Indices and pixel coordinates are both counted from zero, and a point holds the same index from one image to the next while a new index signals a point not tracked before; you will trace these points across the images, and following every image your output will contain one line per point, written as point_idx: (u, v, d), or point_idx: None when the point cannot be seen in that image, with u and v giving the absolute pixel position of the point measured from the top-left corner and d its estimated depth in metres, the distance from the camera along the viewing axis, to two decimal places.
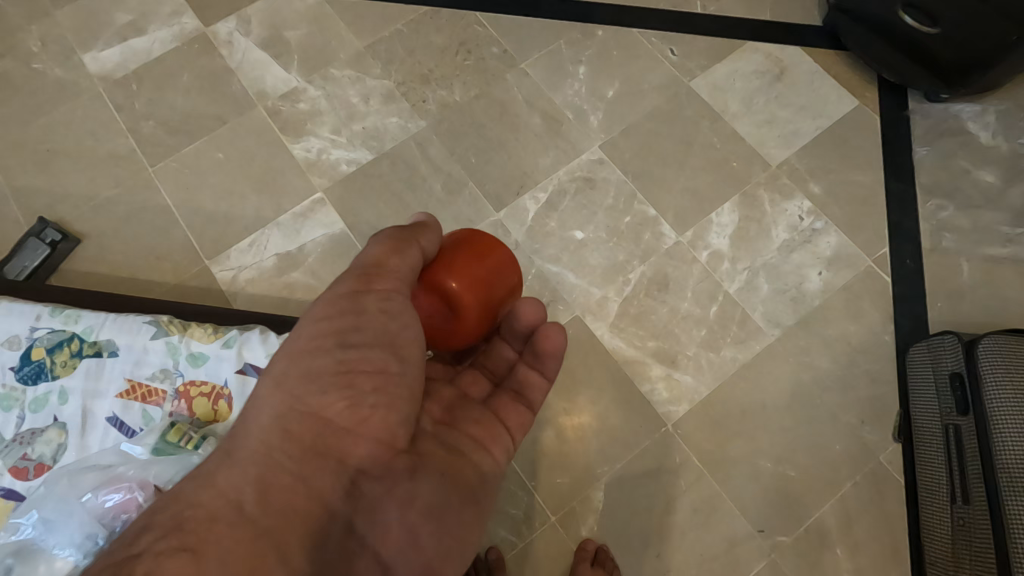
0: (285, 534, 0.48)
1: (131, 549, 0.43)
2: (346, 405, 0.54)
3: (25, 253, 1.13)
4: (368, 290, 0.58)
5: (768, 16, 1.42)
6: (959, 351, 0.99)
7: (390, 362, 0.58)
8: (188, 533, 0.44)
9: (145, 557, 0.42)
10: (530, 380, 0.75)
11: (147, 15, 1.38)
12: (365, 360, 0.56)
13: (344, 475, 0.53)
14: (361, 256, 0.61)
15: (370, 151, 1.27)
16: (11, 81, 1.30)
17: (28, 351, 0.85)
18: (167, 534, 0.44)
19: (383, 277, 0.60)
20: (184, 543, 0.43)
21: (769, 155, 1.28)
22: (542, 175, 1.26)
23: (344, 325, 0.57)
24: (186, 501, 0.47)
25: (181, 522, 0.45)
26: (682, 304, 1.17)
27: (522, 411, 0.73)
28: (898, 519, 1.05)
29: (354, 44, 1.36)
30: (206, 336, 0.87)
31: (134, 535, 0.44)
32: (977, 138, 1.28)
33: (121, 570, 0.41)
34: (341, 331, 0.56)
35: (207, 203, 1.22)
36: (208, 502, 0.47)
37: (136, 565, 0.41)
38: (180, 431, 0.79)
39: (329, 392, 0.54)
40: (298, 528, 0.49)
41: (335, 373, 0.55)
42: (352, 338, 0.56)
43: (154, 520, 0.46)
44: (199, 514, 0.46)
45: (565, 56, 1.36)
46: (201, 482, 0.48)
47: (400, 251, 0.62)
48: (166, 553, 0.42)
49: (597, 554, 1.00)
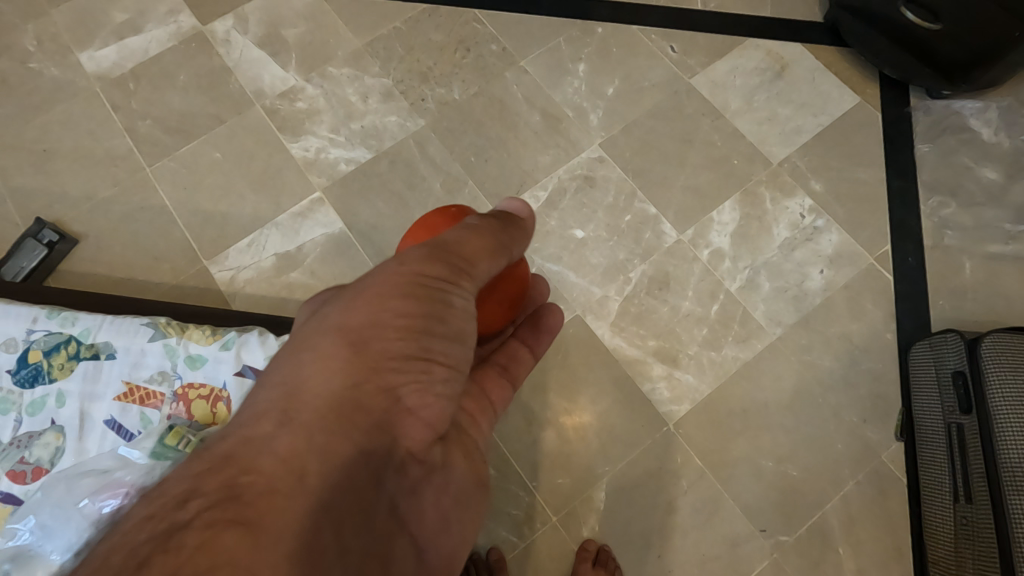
0: (346, 518, 0.43)
1: (177, 519, 0.36)
2: (418, 388, 0.51)
3: (22, 253, 1.12)
4: (462, 276, 0.53)
5: (768, 13, 1.41)
6: (961, 349, 0.98)
7: (459, 360, 0.55)
8: (243, 505, 0.38)
9: (194, 529, 0.35)
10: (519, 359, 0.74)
11: (143, 14, 1.37)
12: (443, 352, 0.53)
13: (397, 459, 0.49)
14: (457, 235, 0.54)
15: (369, 150, 1.26)
16: (7, 81, 1.29)
17: (25, 354, 0.84)
18: (221, 505, 0.37)
19: (475, 269, 0.54)
20: (239, 516, 0.37)
21: (770, 153, 1.27)
22: (542, 174, 1.25)
23: (432, 308, 0.51)
24: (239, 465, 0.40)
25: (234, 491, 0.39)
26: (683, 303, 1.16)
27: (504, 387, 0.69)
28: (900, 518, 1.04)
29: (352, 42, 1.36)
30: (204, 338, 0.86)
31: (173, 502, 0.37)
32: (978, 135, 1.27)
33: (167, 546, 0.34)
34: (429, 314, 0.51)
35: (205, 203, 1.22)
36: (269, 471, 0.41)
37: (184, 537, 0.35)
38: (178, 434, 0.79)
39: (407, 375, 0.50)
40: (356, 513, 0.44)
41: (415, 355, 0.51)
42: (437, 327, 0.52)
43: (199, 487, 0.38)
44: (257, 484, 0.40)
45: (565, 54, 1.35)
46: (258, 447, 0.42)
47: (495, 255, 0.56)
48: (223, 526, 0.36)
49: (599, 555, 1.00)
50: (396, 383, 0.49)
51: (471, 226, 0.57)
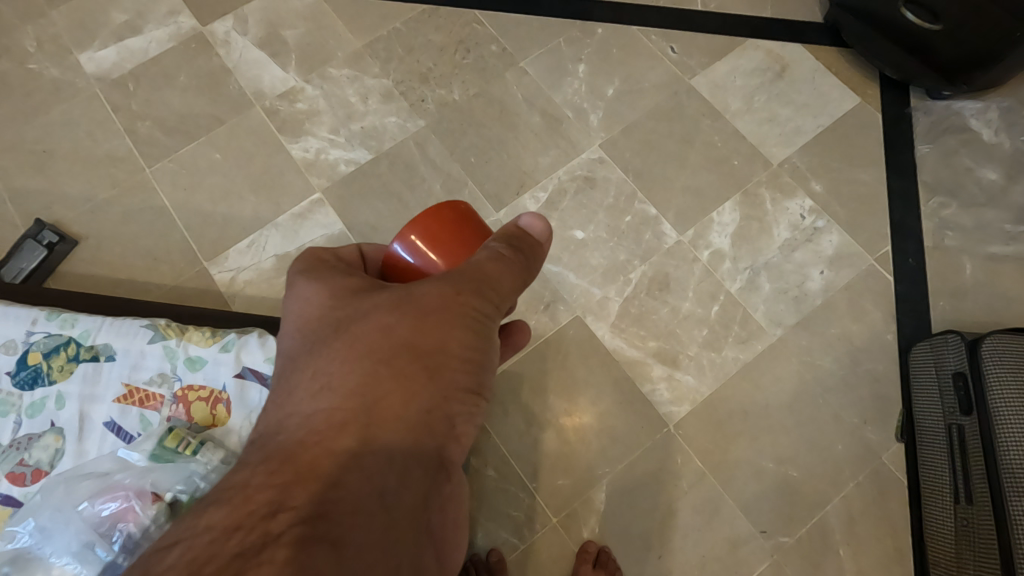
0: (409, 539, 0.44)
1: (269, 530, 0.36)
2: (472, 416, 0.50)
3: (22, 254, 1.12)
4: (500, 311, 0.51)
5: (769, 13, 1.41)
6: (962, 350, 0.98)
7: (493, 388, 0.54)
8: (330, 522, 0.38)
9: (284, 542, 0.36)
10: None
11: (143, 15, 1.37)
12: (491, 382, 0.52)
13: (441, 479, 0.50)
14: (498, 263, 0.51)
15: (369, 151, 1.26)
16: (7, 81, 1.29)
17: (24, 355, 0.84)
18: (315, 521, 0.38)
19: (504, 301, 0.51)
20: (326, 532, 0.38)
21: (770, 154, 1.27)
22: (543, 174, 1.25)
23: (484, 338, 0.50)
24: (326, 479, 0.41)
25: (320, 508, 0.39)
26: (683, 304, 1.16)
27: None
28: (901, 519, 1.04)
29: (352, 43, 1.35)
30: (204, 339, 0.86)
31: (262, 513, 0.38)
32: (979, 135, 1.27)
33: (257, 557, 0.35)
34: (482, 345, 0.50)
35: (205, 204, 1.22)
36: (354, 488, 0.41)
37: (275, 550, 0.35)
38: (178, 436, 0.79)
39: (465, 403, 0.49)
40: (415, 535, 0.45)
41: (473, 383, 0.50)
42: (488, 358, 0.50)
43: (287, 498, 0.39)
44: (341, 501, 0.40)
45: (565, 55, 1.35)
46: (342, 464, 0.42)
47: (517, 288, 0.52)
48: (311, 543, 0.37)
49: (599, 556, 1.00)
50: (456, 411, 0.48)
51: (503, 252, 0.52)
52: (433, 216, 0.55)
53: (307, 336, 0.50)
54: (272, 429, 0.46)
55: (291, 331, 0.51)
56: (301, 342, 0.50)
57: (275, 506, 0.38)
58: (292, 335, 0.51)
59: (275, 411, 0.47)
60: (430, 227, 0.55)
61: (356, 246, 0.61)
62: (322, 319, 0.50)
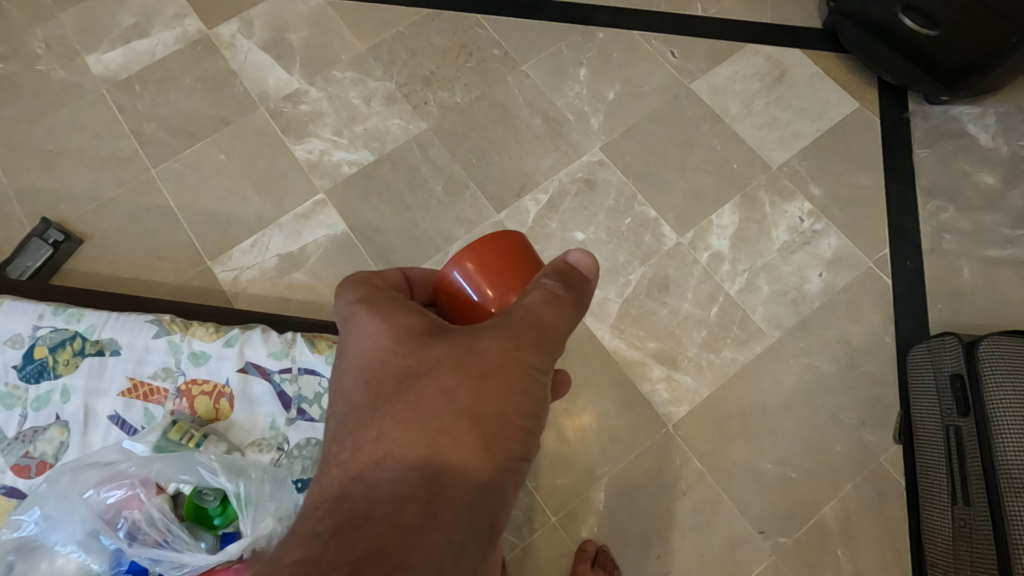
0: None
1: None
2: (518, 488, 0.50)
3: (28, 253, 1.14)
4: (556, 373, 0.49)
5: (769, 19, 1.43)
6: (959, 351, 0.99)
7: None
8: None
9: None
10: None
11: (150, 17, 1.39)
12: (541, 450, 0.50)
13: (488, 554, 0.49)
14: (551, 309, 0.48)
15: (372, 152, 1.27)
16: (15, 82, 1.31)
17: (30, 349, 0.85)
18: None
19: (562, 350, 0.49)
20: None
21: (770, 157, 1.28)
22: (543, 176, 1.26)
23: (541, 408, 0.48)
24: (392, 562, 0.39)
25: None
26: (682, 305, 1.17)
27: None
28: (899, 521, 1.05)
29: (356, 46, 1.37)
30: (208, 335, 0.87)
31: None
32: (977, 140, 1.28)
33: None
34: (537, 415, 0.48)
35: (209, 204, 1.23)
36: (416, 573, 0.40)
37: None
38: (182, 429, 0.80)
39: (514, 478, 0.47)
40: None
41: (526, 456, 0.48)
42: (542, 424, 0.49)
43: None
44: None
45: (566, 58, 1.37)
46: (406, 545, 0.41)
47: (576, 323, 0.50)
48: None
49: (598, 555, 1.01)
50: (508, 483, 0.47)
51: (559, 291, 0.50)
52: (488, 246, 0.54)
53: (367, 384, 0.48)
54: (334, 493, 0.44)
55: (352, 373, 0.49)
56: (364, 392, 0.48)
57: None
58: (353, 377, 0.49)
59: (340, 470, 0.45)
60: (485, 257, 0.54)
61: (401, 269, 0.58)
62: (383, 369, 0.48)
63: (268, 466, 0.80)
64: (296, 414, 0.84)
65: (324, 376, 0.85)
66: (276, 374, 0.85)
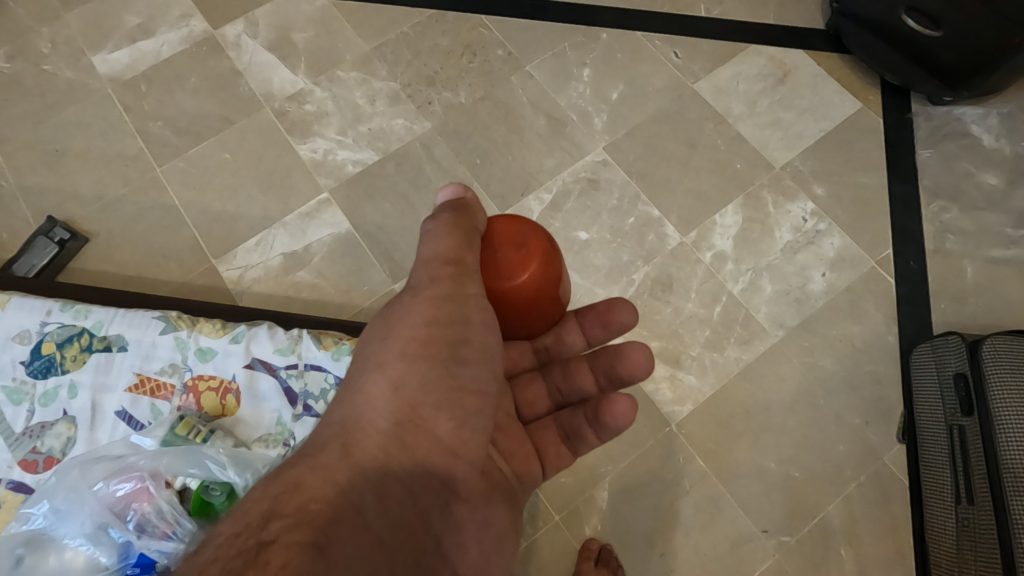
0: (398, 547, 0.50)
1: (263, 534, 0.41)
2: (454, 423, 0.57)
3: (34, 251, 1.15)
4: (469, 292, 0.58)
5: (771, 20, 1.43)
6: (962, 351, 0.99)
7: (490, 383, 0.60)
8: (315, 525, 0.43)
9: (277, 544, 0.40)
10: (579, 433, 0.69)
11: (156, 18, 1.39)
12: (472, 377, 0.58)
13: (441, 493, 0.56)
14: (433, 242, 0.58)
15: (376, 152, 1.28)
16: (21, 82, 1.32)
17: (38, 345, 0.86)
18: (305, 526, 0.43)
19: (462, 270, 0.58)
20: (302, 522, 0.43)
21: (773, 157, 1.28)
22: (547, 176, 1.26)
23: (453, 334, 0.57)
24: (312, 493, 0.46)
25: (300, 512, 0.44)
26: (686, 305, 1.17)
27: (559, 450, 0.70)
28: (903, 520, 1.05)
29: (360, 47, 1.38)
30: (214, 331, 0.87)
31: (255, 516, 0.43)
32: (979, 140, 1.28)
33: (255, 552, 0.39)
34: (449, 343, 0.56)
35: (214, 203, 1.23)
36: (331, 499, 0.47)
37: (269, 551, 0.39)
38: (189, 425, 0.81)
39: (439, 408, 0.56)
40: (400, 546, 0.50)
41: (449, 388, 0.56)
42: (463, 353, 0.57)
43: (279, 506, 0.44)
44: (325, 510, 0.45)
45: (570, 59, 1.37)
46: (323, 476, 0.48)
47: (466, 243, 0.59)
48: (297, 538, 0.41)
49: (601, 553, 1.01)
50: (428, 414, 0.55)
51: (430, 229, 0.59)
52: None
53: None
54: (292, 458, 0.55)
55: None
56: None
57: (269, 514, 0.43)
58: None
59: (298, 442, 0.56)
60: None
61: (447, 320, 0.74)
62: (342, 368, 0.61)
63: (275, 459, 0.81)
64: (302, 409, 0.84)
65: (331, 372, 0.86)
66: (282, 370, 0.86)
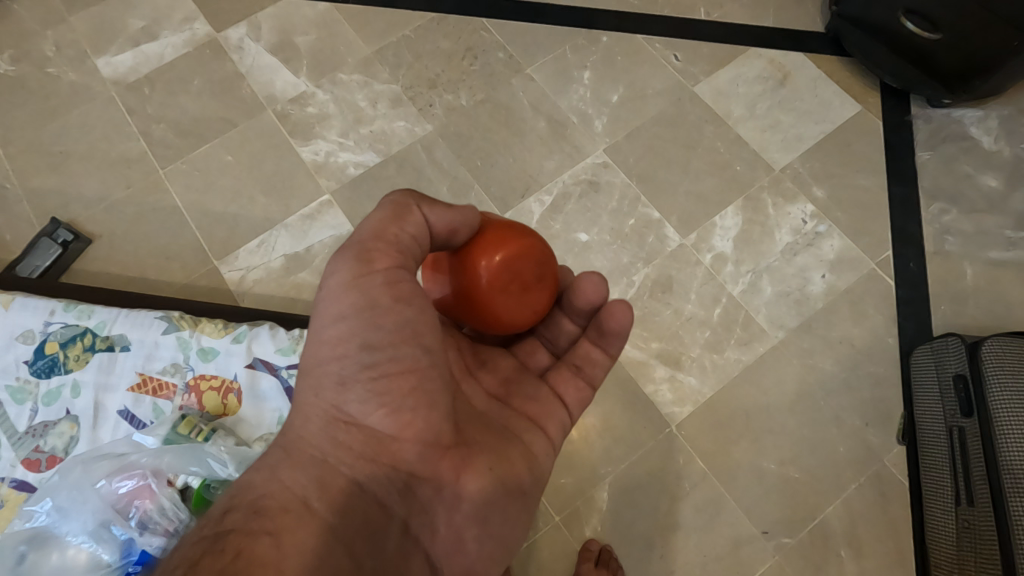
0: (352, 536, 0.51)
1: (221, 527, 0.46)
2: (387, 412, 0.54)
3: (38, 253, 1.15)
4: (381, 269, 0.54)
5: (771, 23, 1.44)
6: (962, 353, 1.00)
7: (420, 358, 0.55)
8: (266, 519, 0.48)
9: (234, 536, 0.45)
10: (591, 360, 0.69)
11: (160, 21, 1.40)
12: (397, 359, 0.54)
13: (396, 478, 0.55)
14: (366, 227, 0.55)
15: (378, 154, 1.28)
16: (26, 85, 1.33)
17: (41, 345, 0.86)
18: (252, 522, 0.47)
19: (383, 252, 0.54)
20: (254, 511, 0.48)
21: (772, 159, 1.29)
22: (547, 178, 1.27)
23: (367, 322, 0.53)
24: (264, 490, 0.50)
25: (258, 507, 0.49)
26: (685, 306, 1.18)
27: (581, 388, 0.70)
28: (903, 522, 1.05)
29: (362, 50, 1.38)
30: (216, 331, 0.88)
31: (220, 514, 0.48)
32: (979, 143, 1.28)
33: (210, 546, 0.44)
34: (365, 328, 0.53)
35: (217, 205, 1.24)
36: (279, 495, 0.50)
37: (225, 541, 0.45)
38: (191, 423, 0.82)
39: (364, 400, 0.54)
40: (358, 531, 0.52)
41: (372, 376, 0.53)
42: (376, 339, 0.53)
43: (235, 503, 0.49)
44: (274, 505, 0.49)
45: (570, 62, 1.38)
46: (266, 475, 0.51)
47: (398, 219, 0.55)
48: (250, 533, 0.46)
49: (601, 554, 1.01)
50: (353, 406, 0.54)
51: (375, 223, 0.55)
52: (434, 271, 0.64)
53: None
54: None
55: None
56: None
57: (229, 510, 0.49)
58: None
59: None
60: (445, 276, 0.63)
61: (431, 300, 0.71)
62: None
63: None
64: None
65: None
66: (283, 370, 0.86)
